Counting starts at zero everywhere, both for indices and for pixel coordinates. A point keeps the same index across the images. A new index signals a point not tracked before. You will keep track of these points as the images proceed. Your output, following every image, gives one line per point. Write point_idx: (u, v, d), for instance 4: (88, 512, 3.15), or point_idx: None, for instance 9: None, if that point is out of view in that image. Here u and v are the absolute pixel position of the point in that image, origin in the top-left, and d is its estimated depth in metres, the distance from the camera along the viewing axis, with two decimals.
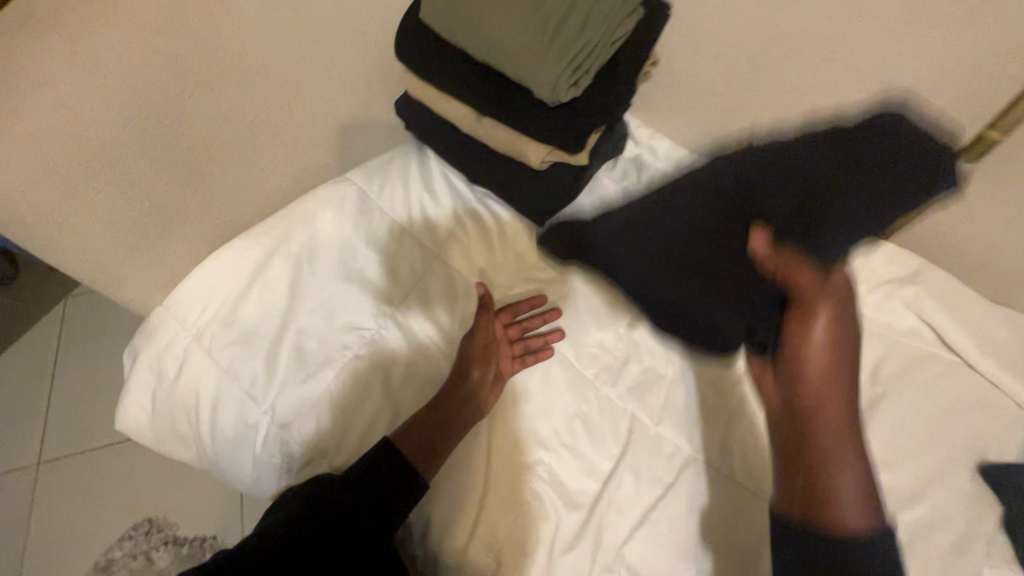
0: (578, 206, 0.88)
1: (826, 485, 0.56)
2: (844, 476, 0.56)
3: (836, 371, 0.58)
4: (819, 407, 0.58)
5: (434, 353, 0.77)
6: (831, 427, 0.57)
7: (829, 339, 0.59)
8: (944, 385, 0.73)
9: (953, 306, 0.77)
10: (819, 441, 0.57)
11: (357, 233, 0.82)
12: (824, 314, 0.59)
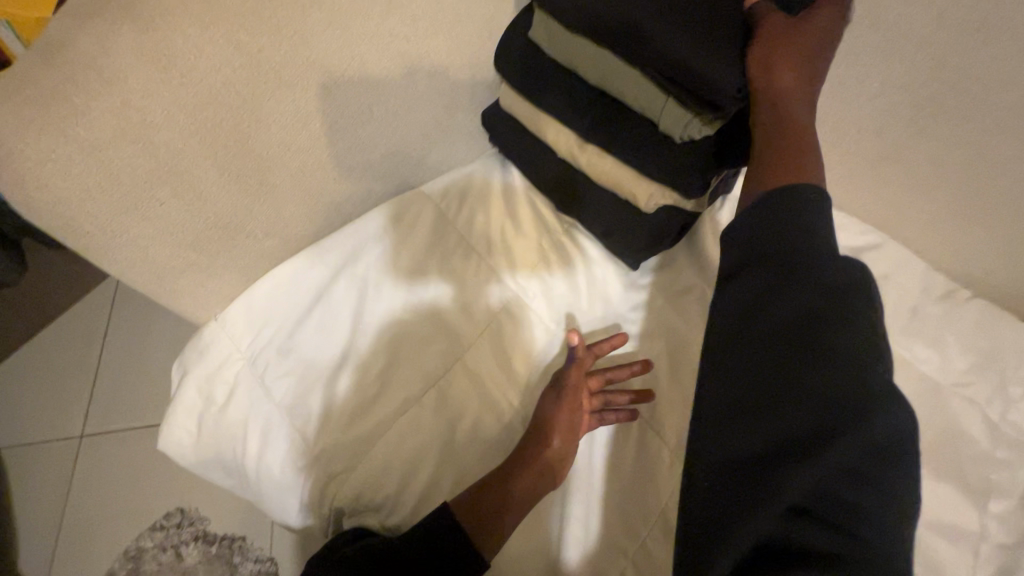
0: (677, 254, 0.77)
1: (781, 171, 0.50)
2: (789, 173, 0.49)
3: (799, 78, 0.51)
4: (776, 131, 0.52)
5: (506, 403, 0.69)
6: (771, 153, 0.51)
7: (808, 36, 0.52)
8: None
9: None
10: (765, 139, 0.52)
11: (431, 259, 0.74)
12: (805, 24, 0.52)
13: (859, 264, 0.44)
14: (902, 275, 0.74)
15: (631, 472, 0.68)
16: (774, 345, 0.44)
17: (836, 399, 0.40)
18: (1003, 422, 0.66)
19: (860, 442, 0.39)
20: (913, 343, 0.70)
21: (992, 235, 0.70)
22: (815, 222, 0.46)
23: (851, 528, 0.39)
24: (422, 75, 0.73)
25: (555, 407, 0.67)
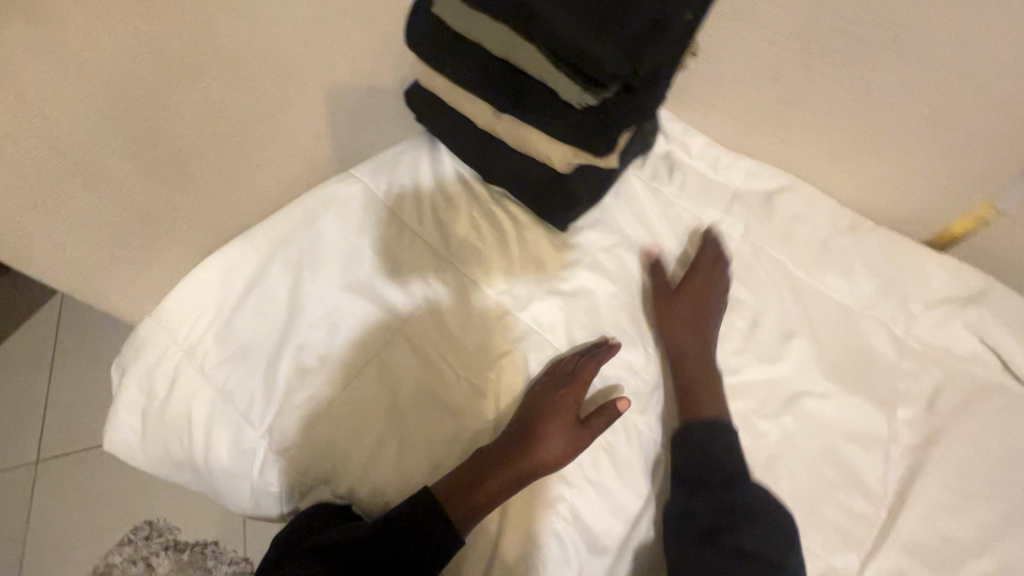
0: (603, 210, 0.80)
1: (687, 404, 0.68)
2: (704, 409, 0.68)
3: (702, 328, 0.72)
4: (687, 343, 0.72)
5: (461, 383, 0.70)
6: (698, 351, 0.71)
7: (706, 288, 0.74)
8: (1002, 416, 0.67)
9: (1017, 329, 0.70)
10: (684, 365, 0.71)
11: (363, 239, 0.75)
12: (704, 281, 0.75)
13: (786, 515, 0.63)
14: (812, 212, 0.78)
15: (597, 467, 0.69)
16: (705, 544, 0.62)
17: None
18: (908, 338, 0.72)
19: None
20: (825, 274, 0.75)
21: (886, 167, 0.75)
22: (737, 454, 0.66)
23: None
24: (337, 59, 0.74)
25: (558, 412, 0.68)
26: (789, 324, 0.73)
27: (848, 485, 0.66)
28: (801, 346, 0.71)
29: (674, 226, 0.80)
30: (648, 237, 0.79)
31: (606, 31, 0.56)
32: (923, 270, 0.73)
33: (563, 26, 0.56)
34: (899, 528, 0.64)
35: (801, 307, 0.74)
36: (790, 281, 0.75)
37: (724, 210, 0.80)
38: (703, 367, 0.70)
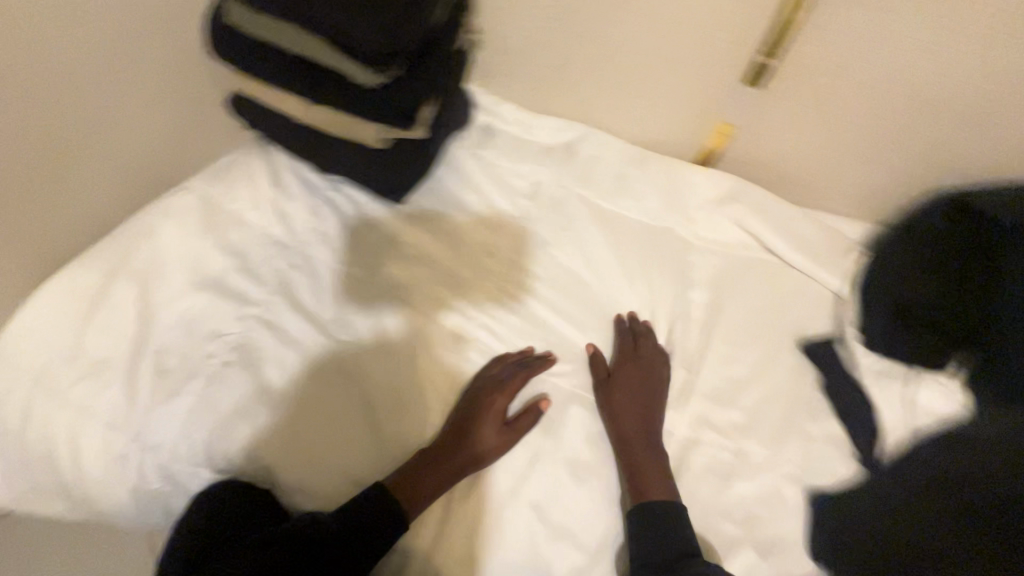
0: (437, 178, 0.91)
1: (638, 487, 0.69)
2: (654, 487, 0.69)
3: (641, 410, 0.74)
4: (635, 442, 0.72)
5: (372, 403, 0.73)
6: (640, 437, 0.72)
7: (641, 380, 0.76)
8: (766, 282, 0.85)
9: (766, 215, 0.88)
10: (630, 445, 0.72)
11: (205, 240, 0.78)
12: (630, 367, 0.77)
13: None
14: (604, 152, 0.93)
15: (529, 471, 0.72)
16: None
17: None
18: (694, 238, 0.88)
19: None
20: (621, 200, 0.90)
21: (654, 105, 0.90)
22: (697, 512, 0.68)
23: None
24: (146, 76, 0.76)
25: (494, 412, 0.72)
26: (597, 245, 0.86)
27: (661, 362, 0.78)
28: (609, 258, 0.85)
29: (497, 178, 0.92)
30: (476, 195, 0.90)
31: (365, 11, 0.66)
32: (693, 180, 0.90)
33: (333, 20, 0.66)
34: (703, 386, 0.78)
35: (607, 230, 0.87)
36: (596, 210, 0.89)
37: (536, 162, 0.93)
38: (647, 450, 0.71)
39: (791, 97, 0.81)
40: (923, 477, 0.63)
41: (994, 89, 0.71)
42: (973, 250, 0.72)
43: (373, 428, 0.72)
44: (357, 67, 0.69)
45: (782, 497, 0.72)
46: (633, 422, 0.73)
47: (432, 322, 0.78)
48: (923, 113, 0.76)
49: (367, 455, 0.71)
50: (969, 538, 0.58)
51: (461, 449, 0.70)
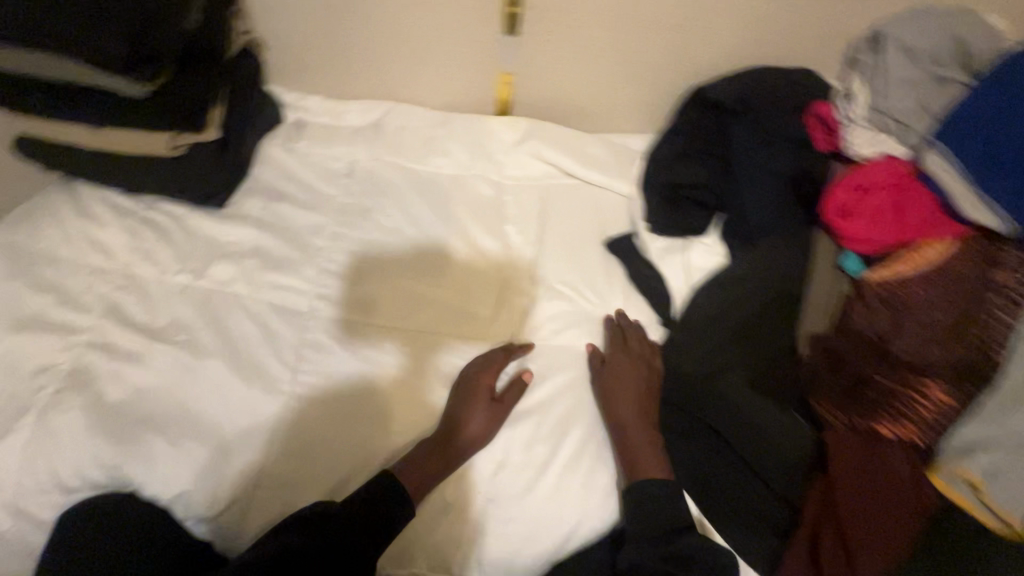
0: (253, 178, 0.95)
1: (636, 468, 0.69)
2: (649, 467, 0.68)
3: (640, 394, 0.73)
4: (631, 425, 0.71)
5: (357, 420, 0.73)
6: (635, 419, 0.71)
7: (632, 367, 0.75)
8: (570, 202, 0.97)
9: (559, 146, 1.00)
10: (626, 427, 0.71)
11: (17, 283, 0.79)
12: (623, 355, 0.76)
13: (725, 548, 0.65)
14: (410, 121, 1.02)
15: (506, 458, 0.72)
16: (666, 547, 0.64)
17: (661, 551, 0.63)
18: (502, 178, 0.98)
19: None
20: (433, 159, 0.98)
21: (440, 70, 1.00)
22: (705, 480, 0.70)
23: None
24: None
25: (478, 404, 0.73)
26: (415, 203, 0.93)
27: (493, 290, 0.86)
28: (427, 211, 0.93)
29: (314, 165, 0.97)
30: (296, 185, 0.95)
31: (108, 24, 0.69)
32: (493, 129, 1.01)
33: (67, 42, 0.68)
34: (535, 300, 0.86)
35: (423, 188, 0.95)
36: (410, 172, 0.97)
37: (348, 144, 0.99)
38: (641, 429, 0.70)
39: (544, 37, 0.93)
40: (699, 318, 0.76)
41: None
42: (707, 134, 0.91)
43: (358, 439, 0.72)
44: (121, 82, 0.73)
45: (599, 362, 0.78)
46: (628, 403, 0.72)
47: (259, 302, 0.81)
48: (649, 30, 0.91)
49: (344, 464, 0.71)
50: (732, 351, 0.73)
51: (453, 436, 0.70)
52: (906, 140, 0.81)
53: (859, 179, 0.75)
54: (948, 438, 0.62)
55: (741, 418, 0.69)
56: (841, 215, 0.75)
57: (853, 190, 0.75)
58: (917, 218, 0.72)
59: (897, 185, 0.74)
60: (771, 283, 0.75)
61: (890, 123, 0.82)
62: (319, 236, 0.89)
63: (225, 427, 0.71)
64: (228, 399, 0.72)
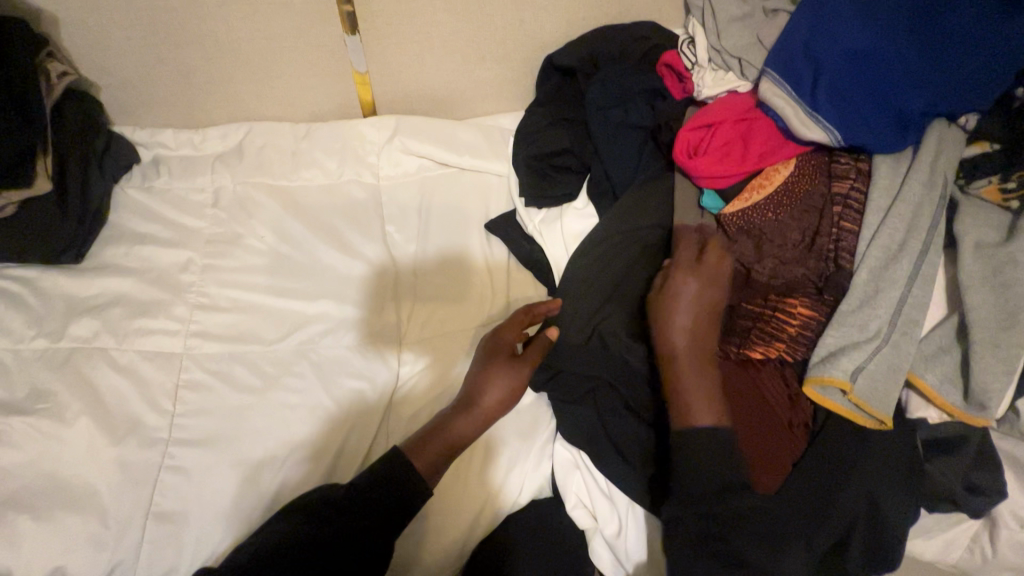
0: (110, 225, 0.90)
1: (682, 411, 0.62)
2: (700, 410, 0.61)
3: (699, 327, 0.64)
4: (683, 360, 0.63)
5: (353, 414, 0.75)
6: (690, 349, 0.63)
7: (695, 299, 0.64)
8: (449, 191, 0.96)
9: (429, 137, 0.98)
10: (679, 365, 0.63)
11: None
12: (692, 282, 0.65)
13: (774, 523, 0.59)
14: (273, 138, 0.98)
15: (483, 473, 0.70)
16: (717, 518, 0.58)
17: (708, 502, 0.58)
18: (377, 180, 0.96)
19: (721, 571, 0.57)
20: (301, 173, 0.95)
21: (292, 82, 0.95)
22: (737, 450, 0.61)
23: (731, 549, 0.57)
24: None
25: (498, 368, 0.68)
26: (288, 221, 0.90)
27: (382, 292, 0.85)
28: (301, 227, 0.89)
29: (176, 201, 0.92)
30: (158, 224, 0.90)
31: None
32: (360, 131, 0.98)
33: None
34: (424, 295, 0.85)
35: (295, 205, 0.92)
36: (278, 190, 0.93)
37: (210, 172, 0.95)
38: (692, 365, 0.63)
39: (388, 33, 0.90)
40: (579, 279, 0.76)
41: None
42: (567, 103, 0.93)
43: (369, 420, 0.75)
44: None
45: None
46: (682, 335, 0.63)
47: (129, 353, 0.77)
48: (491, 8, 0.90)
49: (328, 456, 0.72)
50: (610, 305, 0.73)
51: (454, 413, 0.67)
52: (745, 76, 0.83)
53: (701, 119, 0.77)
54: (815, 353, 0.64)
55: (627, 374, 0.69)
56: (689, 153, 0.75)
57: (696, 129, 0.77)
58: (758, 143, 0.73)
59: (737, 119, 0.76)
60: (639, 233, 0.77)
61: (729, 63, 0.84)
62: (189, 272, 0.85)
63: (101, 491, 0.66)
64: (100, 460, 0.68)
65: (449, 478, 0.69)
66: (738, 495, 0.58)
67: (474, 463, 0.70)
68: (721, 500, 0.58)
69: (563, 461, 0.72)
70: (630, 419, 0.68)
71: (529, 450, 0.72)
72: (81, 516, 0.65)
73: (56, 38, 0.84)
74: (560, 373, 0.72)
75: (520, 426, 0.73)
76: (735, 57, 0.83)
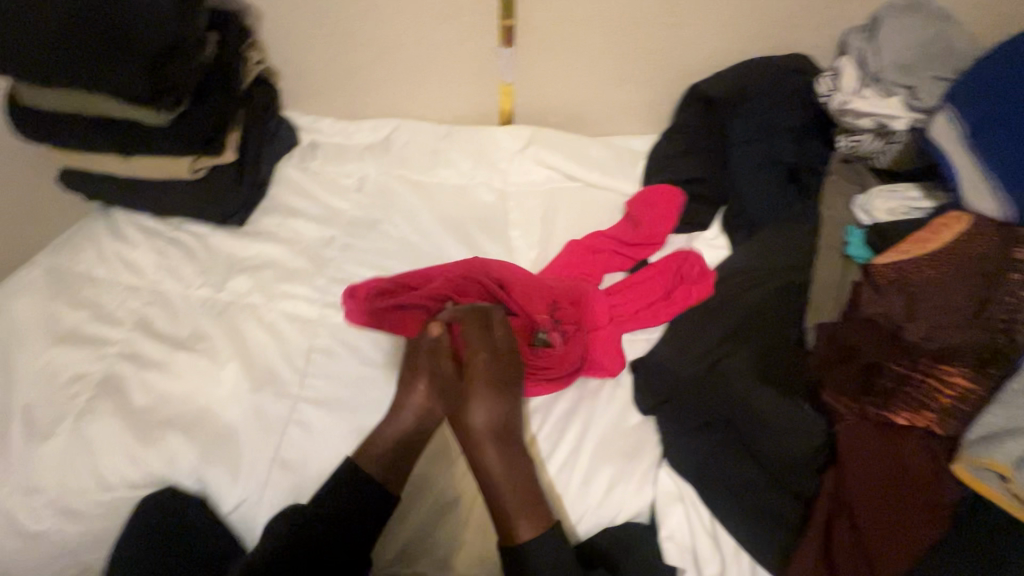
0: (269, 197, 1.00)
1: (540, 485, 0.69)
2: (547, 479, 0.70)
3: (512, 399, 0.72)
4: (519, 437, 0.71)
5: None
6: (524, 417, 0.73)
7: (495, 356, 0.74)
8: (574, 204, 0.98)
9: (562, 151, 1.01)
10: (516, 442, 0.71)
11: (59, 301, 0.85)
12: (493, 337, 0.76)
13: (789, 473, 0.63)
14: (416, 136, 1.05)
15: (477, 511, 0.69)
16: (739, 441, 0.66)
17: (755, 428, 0.65)
18: (506, 185, 1.00)
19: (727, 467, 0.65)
20: (438, 171, 1.02)
21: (443, 86, 1.02)
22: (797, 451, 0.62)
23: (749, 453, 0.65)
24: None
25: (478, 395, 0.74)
26: (421, 214, 0.96)
27: None
28: (431, 221, 0.95)
29: (325, 183, 1.01)
30: (308, 201, 0.99)
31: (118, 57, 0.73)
32: (496, 139, 1.03)
33: (64, 66, 0.72)
34: None
35: (428, 199, 0.98)
36: (417, 184, 1.00)
37: (358, 161, 1.03)
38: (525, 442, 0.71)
39: (539, 49, 0.95)
40: (703, 311, 0.75)
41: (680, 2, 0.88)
42: (707, 131, 0.91)
43: None
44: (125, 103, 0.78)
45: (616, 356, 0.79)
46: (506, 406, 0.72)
47: (272, 312, 0.85)
48: (642, 33, 0.92)
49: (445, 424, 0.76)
50: (733, 339, 0.70)
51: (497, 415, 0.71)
52: (916, 103, 0.76)
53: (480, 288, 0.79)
54: (968, 427, 0.59)
55: (750, 414, 0.65)
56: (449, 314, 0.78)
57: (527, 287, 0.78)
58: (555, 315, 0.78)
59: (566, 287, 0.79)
60: (773, 270, 0.74)
61: (893, 90, 0.77)
62: (331, 248, 0.93)
63: (238, 429, 0.74)
64: (240, 402, 0.76)
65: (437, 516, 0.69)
66: (774, 446, 0.63)
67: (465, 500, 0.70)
68: (769, 433, 0.64)
69: (666, 490, 0.67)
70: (734, 464, 0.65)
71: (628, 471, 0.69)
72: (221, 446, 0.73)
73: (259, 31, 0.96)
74: (675, 401, 0.71)
75: (620, 443, 0.71)
76: (903, 86, 0.77)
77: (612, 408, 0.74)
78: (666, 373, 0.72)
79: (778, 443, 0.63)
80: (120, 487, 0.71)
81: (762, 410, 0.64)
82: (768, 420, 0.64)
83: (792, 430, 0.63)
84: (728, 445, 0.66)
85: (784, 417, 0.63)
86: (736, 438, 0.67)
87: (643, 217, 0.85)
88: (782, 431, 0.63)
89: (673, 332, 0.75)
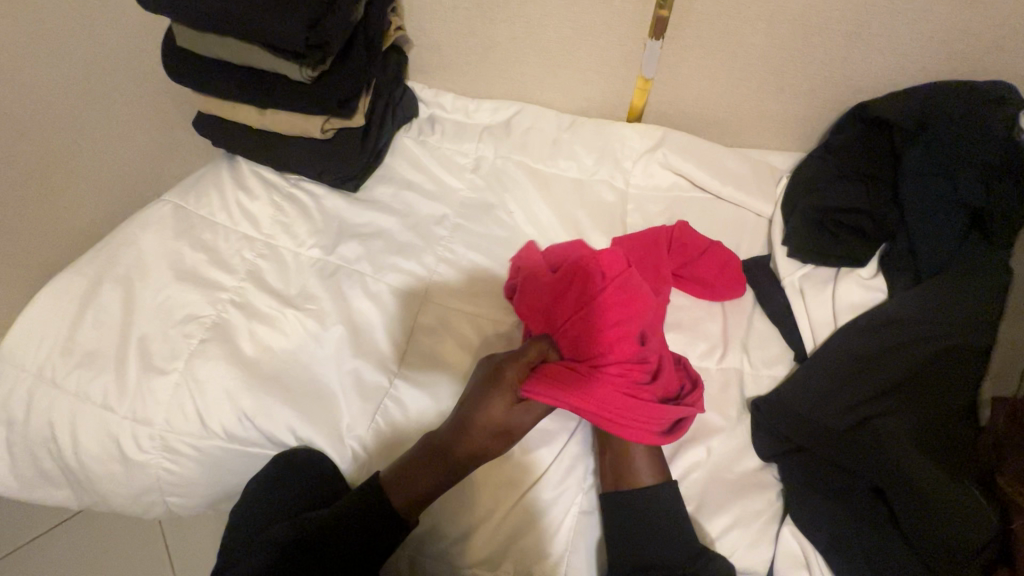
0: (385, 166, 0.98)
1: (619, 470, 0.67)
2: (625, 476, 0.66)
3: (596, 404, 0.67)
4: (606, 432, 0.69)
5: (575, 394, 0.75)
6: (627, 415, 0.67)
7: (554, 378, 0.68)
8: (700, 216, 0.91)
9: (696, 158, 0.93)
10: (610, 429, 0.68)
11: (180, 240, 0.86)
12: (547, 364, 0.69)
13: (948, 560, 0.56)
14: (539, 122, 1.00)
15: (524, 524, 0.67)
16: (885, 512, 0.61)
17: (908, 503, 0.59)
18: (628, 186, 0.94)
19: (870, 541, 0.59)
20: (558, 161, 0.96)
21: (577, 74, 0.97)
22: (963, 538, 0.56)
23: (898, 529, 0.59)
24: (123, 111, 0.95)
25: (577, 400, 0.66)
26: (536, 204, 0.92)
27: None
28: (546, 212, 0.91)
29: (442, 158, 0.99)
30: (423, 175, 0.97)
31: (278, 10, 0.74)
32: (624, 135, 0.96)
33: (237, 16, 0.75)
34: None
35: (545, 189, 0.93)
36: (535, 172, 0.96)
37: (477, 140, 0.99)
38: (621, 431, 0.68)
39: (692, 45, 0.87)
40: (849, 357, 0.67)
41: (868, 9, 0.78)
42: (870, 156, 0.82)
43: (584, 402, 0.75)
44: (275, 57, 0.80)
45: (741, 392, 0.72)
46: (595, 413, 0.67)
47: (379, 283, 0.84)
48: (812, 39, 0.83)
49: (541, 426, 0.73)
50: (885, 399, 0.64)
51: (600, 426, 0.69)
52: None
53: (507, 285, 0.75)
54: None
55: (905, 484, 0.59)
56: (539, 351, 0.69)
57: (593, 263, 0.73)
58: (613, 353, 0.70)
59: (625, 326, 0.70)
60: (944, 328, 0.66)
61: None
62: (443, 226, 0.90)
63: (338, 396, 0.75)
64: (339, 368, 0.76)
65: (478, 520, 0.67)
66: (936, 528, 0.57)
67: (510, 509, 0.67)
68: (927, 512, 0.57)
69: (789, 553, 0.63)
70: (877, 537, 0.59)
71: (745, 523, 0.64)
72: (322, 409, 0.74)
73: None
74: (808, 453, 0.64)
75: (739, 490, 0.66)
76: None
77: (732, 449, 0.68)
78: (803, 424, 0.64)
79: (941, 524, 0.57)
80: (225, 435, 0.74)
81: (920, 483, 0.58)
82: (930, 497, 0.58)
83: (955, 512, 0.57)
84: (873, 516, 0.60)
85: (944, 494, 0.58)
86: (883, 509, 0.61)
87: (707, 276, 0.78)
88: (946, 512, 0.57)
89: (811, 372, 0.67)
